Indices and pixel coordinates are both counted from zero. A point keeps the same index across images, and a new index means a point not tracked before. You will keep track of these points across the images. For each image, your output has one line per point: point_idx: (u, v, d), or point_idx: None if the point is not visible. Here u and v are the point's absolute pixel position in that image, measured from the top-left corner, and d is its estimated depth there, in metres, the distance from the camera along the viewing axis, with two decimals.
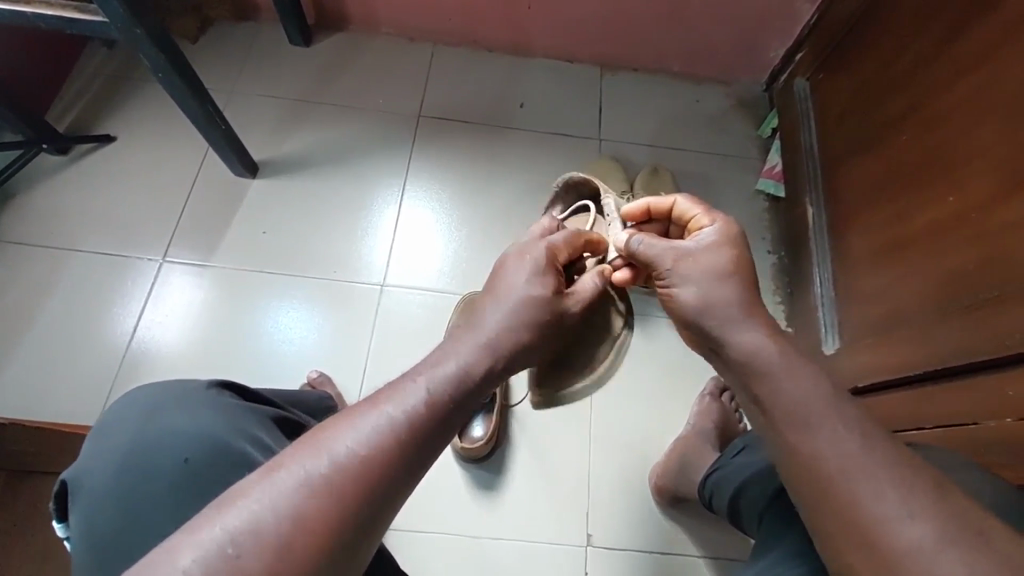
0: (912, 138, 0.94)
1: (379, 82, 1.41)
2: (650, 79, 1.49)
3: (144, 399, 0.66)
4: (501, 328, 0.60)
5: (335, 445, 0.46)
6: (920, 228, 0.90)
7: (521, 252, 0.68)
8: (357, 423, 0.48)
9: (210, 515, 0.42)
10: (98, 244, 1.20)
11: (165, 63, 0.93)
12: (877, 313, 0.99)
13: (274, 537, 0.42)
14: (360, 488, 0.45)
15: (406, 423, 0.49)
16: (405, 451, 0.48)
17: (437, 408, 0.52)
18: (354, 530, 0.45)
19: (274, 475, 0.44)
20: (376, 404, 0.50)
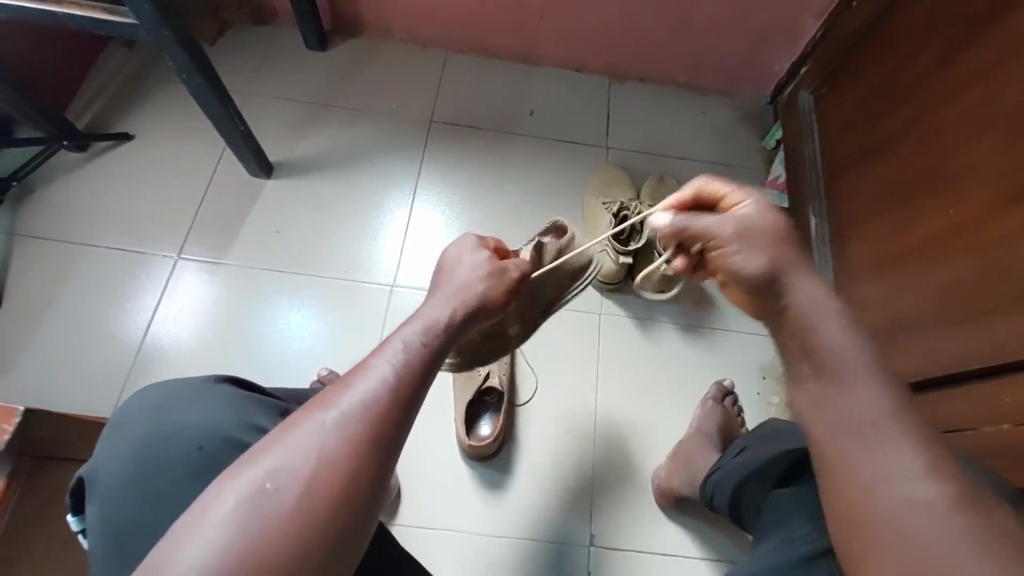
0: (914, 149, 0.96)
1: (392, 87, 1.44)
2: (656, 90, 1.52)
3: (155, 395, 0.67)
4: (462, 290, 0.60)
5: (336, 396, 0.49)
6: (922, 238, 0.92)
7: (460, 242, 0.67)
8: (358, 374, 0.50)
9: (241, 467, 0.46)
10: (114, 240, 1.22)
11: (189, 63, 0.95)
12: (878, 322, 1.01)
13: (301, 479, 0.45)
14: (369, 433, 0.48)
15: (403, 372, 0.51)
16: (403, 398, 0.50)
17: (425, 357, 0.53)
18: (374, 466, 0.47)
19: (287, 429, 0.47)
20: (366, 358, 0.52)
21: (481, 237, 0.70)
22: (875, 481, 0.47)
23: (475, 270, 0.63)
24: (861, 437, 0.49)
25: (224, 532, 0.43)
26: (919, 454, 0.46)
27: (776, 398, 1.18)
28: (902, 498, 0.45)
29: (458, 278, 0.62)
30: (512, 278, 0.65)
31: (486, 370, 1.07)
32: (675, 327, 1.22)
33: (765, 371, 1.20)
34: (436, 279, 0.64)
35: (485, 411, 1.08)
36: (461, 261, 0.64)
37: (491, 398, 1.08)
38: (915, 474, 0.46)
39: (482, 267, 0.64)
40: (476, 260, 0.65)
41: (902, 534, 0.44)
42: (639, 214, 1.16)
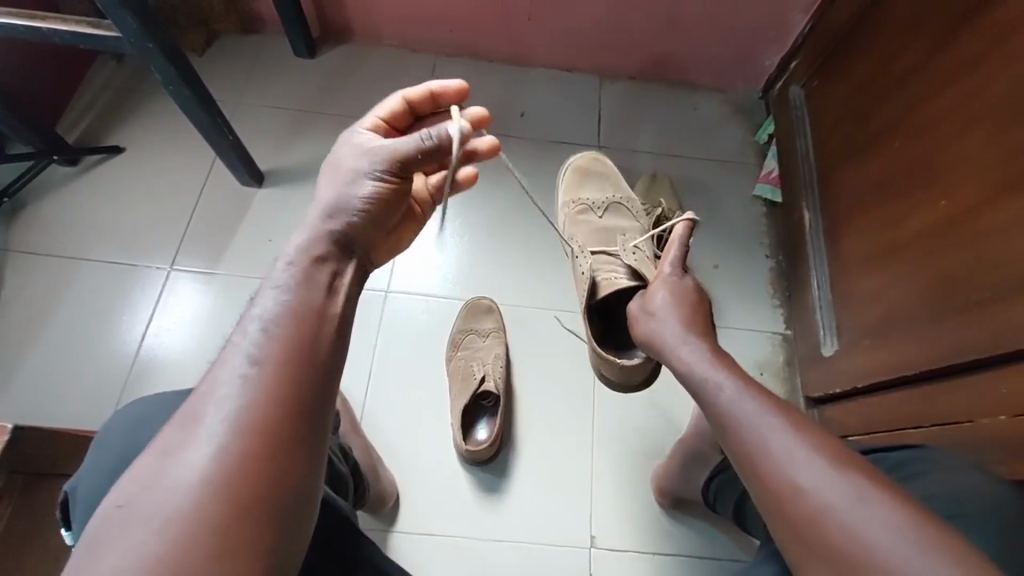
0: (905, 142, 0.96)
1: (382, 93, 1.44)
2: (648, 87, 1.52)
3: (140, 407, 0.68)
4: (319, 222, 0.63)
5: (202, 398, 0.52)
6: (913, 233, 0.92)
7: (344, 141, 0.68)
8: (218, 376, 0.53)
9: (124, 486, 0.49)
10: (106, 253, 1.22)
11: (176, 76, 0.94)
12: (872, 314, 1.00)
13: (174, 481, 0.47)
14: (252, 398, 0.51)
15: (259, 354, 0.53)
16: (272, 357, 0.53)
17: (280, 330, 0.55)
18: (250, 455, 0.49)
19: (162, 440, 0.50)
20: (225, 354, 0.54)
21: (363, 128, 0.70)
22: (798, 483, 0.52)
23: (335, 184, 0.64)
24: (751, 433, 0.57)
25: (113, 546, 0.45)
26: (812, 447, 0.53)
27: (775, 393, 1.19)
28: (817, 497, 0.50)
29: (336, 174, 0.65)
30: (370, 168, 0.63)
31: (482, 374, 1.07)
32: None
33: (762, 368, 1.21)
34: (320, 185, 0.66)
35: (482, 416, 1.07)
36: (343, 164, 0.65)
37: (487, 402, 1.07)
38: (809, 463, 0.52)
39: (354, 165, 0.65)
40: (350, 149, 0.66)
41: (816, 521, 0.50)
42: None
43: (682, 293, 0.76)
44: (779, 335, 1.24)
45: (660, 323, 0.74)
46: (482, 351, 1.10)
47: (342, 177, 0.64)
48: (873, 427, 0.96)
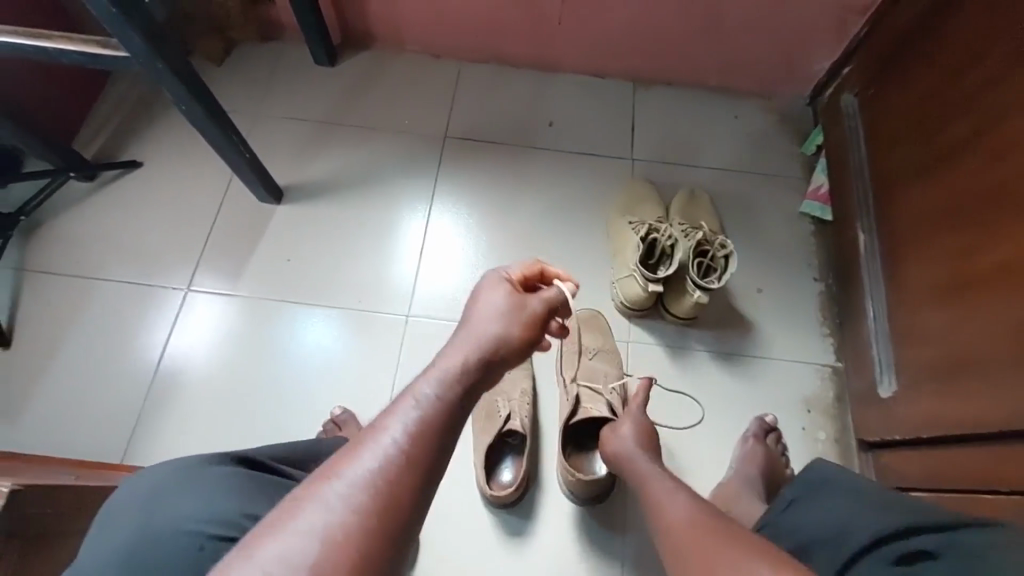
0: (979, 166, 0.86)
1: (404, 103, 1.37)
2: (685, 94, 1.42)
3: (146, 482, 0.62)
4: (475, 337, 0.56)
5: (345, 467, 0.45)
6: (991, 266, 0.82)
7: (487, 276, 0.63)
8: (366, 448, 0.47)
9: (241, 556, 0.42)
10: (122, 273, 1.19)
11: (187, 96, 0.89)
12: (936, 356, 0.91)
13: (302, 565, 0.41)
14: (398, 484, 0.45)
15: (415, 438, 0.48)
16: (419, 471, 0.46)
17: (436, 417, 0.50)
18: (383, 555, 0.43)
19: (293, 508, 0.44)
20: (376, 425, 0.48)
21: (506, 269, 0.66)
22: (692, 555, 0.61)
23: (495, 314, 0.58)
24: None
25: None
26: None
27: (823, 433, 1.10)
28: None
29: (486, 316, 0.58)
30: (538, 315, 0.60)
31: (507, 412, 1.00)
32: (710, 354, 1.14)
33: (810, 405, 1.12)
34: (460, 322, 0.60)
35: (506, 454, 1.01)
36: (488, 306, 0.59)
37: (513, 440, 1.01)
38: None
39: (506, 310, 0.59)
40: (496, 290, 0.61)
41: None
42: (669, 238, 1.05)
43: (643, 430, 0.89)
44: (828, 368, 1.15)
45: (622, 455, 0.86)
46: (507, 386, 1.03)
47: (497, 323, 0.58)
48: (942, 480, 0.86)
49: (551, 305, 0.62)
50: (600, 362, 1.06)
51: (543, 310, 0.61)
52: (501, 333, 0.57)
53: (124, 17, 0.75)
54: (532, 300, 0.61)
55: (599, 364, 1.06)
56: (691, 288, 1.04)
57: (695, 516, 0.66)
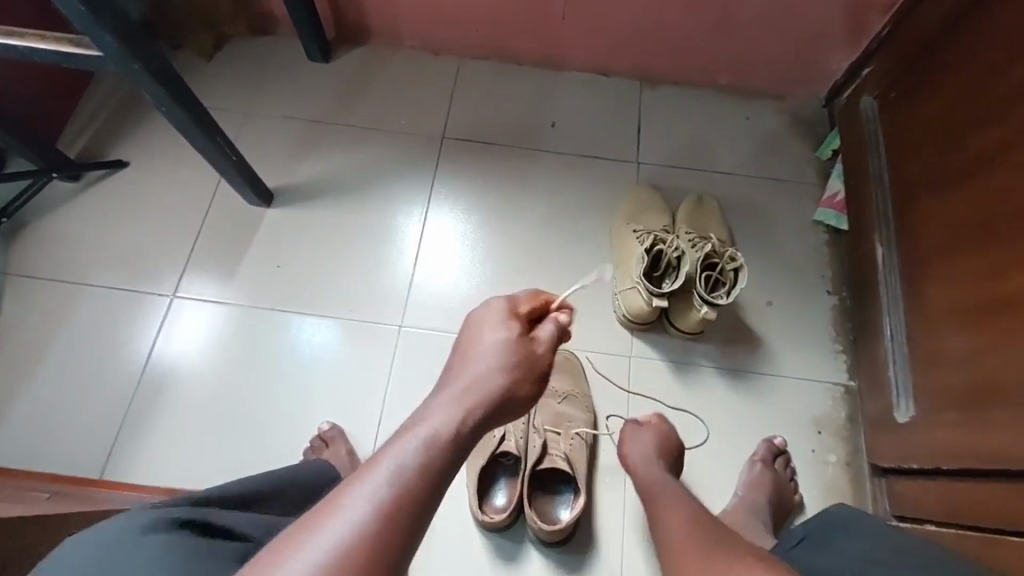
0: (1008, 182, 0.80)
1: (401, 101, 1.32)
2: (694, 94, 1.36)
3: (78, 556, 0.54)
4: (471, 390, 0.52)
5: (307, 538, 0.43)
6: (1020, 290, 0.76)
7: (486, 307, 0.58)
8: (333, 518, 0.44)
9: None
10: (107, 278, 1.15)
11: (167, 98, 0.84)
12: (957, 382, 0.85)
13: None
14: (360, 563, 0.42)
15: (385, 511, 0.45)
16: (385, 549, 0.44)
17: (412, 487, 0.46)
18: None
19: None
20: (347, 490, 0.46)
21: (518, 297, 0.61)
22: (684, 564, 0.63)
23: (495, 360, 0.54)
24: None
25: None
26: None
27: (833, 456, 1.05)
28: None
29: (480, 359, 0.54)
30: (542, 366, 0.56)
31: (501, 432, 0.94)
32: (717, 370, 1.09)
33: (820, 426, 1.06)
34: (452, 360, 0.56)
35: (501, 476, 0.96)
36: (487, 348, 0.55)
37: (508, 460, 0.95)
38: None
39: (501, 352, 0.55)
40: (495, 327, 0.56)
41: None
42: (676, 249, 1.00)
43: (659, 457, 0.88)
44: (841, 387, 1.09)
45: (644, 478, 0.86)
46: None
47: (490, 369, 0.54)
48: (963, 515, 0.81)
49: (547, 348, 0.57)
50: (568, 406, 1.01)
51: (547, 359, 0.57)
52: (504, 386, 0.53)
53: (94, 16, 0.70)
54: (538, 346, 0.57)
55: (566, 409, 1.00)
56: (698, 303, 0.99)
57: (691, 529, 0.69)
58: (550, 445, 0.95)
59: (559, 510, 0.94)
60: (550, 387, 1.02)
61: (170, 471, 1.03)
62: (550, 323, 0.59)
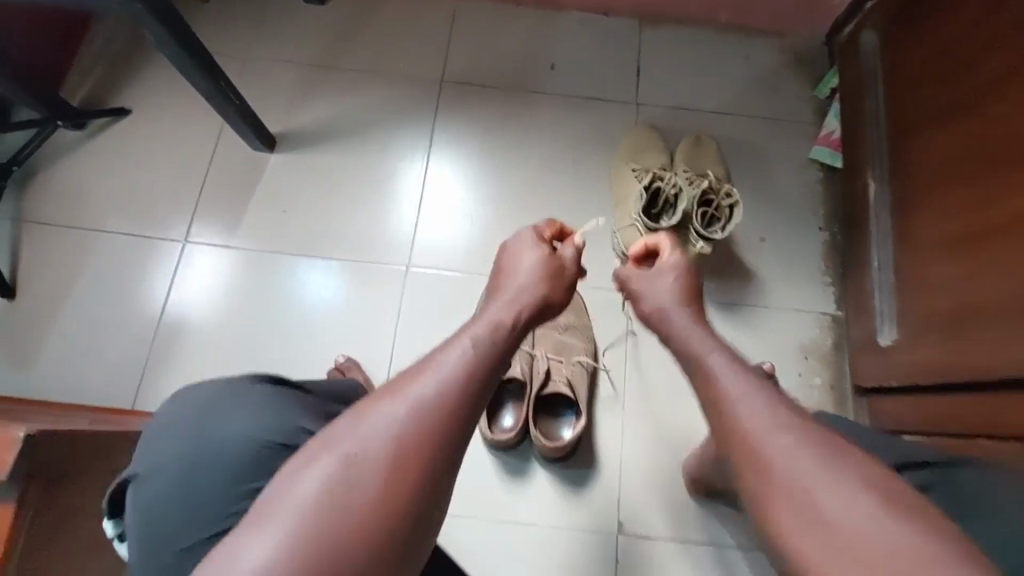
0: (1005, 112, 0.81)
1: (399, 43, 1.31)
2: (694, 32, 1.35)
3: (194, 402, 0.62)
4: (519, 294, 0.64)
5: (409, 384, 0.53)
6: (1005, 216, 0.79)
7: (517, 238, 0.73)
8: (429, 370, 0.54)
9: (327, 447, 0.50)
10: (119, 224, 1.18)
11: (166, 37, 0.85)
12: (938, 306, 0.90)
13: (378, 454, 0.49)
14: (447, 404, 0.52)
15: (469, 368, 0.55)
16: (469, 396, 0.53)
17: (489, 351, 0.57)
18: (441, 460, 0.51)
19: (364, 415, 0.51)
20: (434, 354, 0.55)
21: (538, 227, 0.75)
22: (767, 453, 0.52)
23: (535, 272, 0.68)
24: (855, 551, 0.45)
25: (316, 497, 0.47)
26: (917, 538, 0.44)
27: (819, 380, 1.11)
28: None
29: (524, 270, 0.68)
30: (570, 277, 0.70)
31: None
32: (710, 303, 1.14)
33: (807, 353, 1.13)
34: (497, 279, 0.69)
35: (507, 401, 1.02)
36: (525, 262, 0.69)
37: (512, 386, 1.02)
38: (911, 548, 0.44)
39: (541, 267, 0.69)
40: (530, 247, 0.70)
41: None
42: (674, 186, 1.04)
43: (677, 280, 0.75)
44: (828, 317, 1.15)
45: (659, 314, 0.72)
46: None
47: (532, 274, 0.67)
48: (944, 425, 0.87)
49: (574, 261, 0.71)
50: (569, 337, 1.06)
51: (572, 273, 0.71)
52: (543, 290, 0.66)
53: None
54: (565, 261, 0.71)
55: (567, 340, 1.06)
56: (694, 237, 1.02)
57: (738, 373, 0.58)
58: (553, 370, 1.01)
59: (560, 430, 1.01)
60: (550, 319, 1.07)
61: None
62: (572, 244, 0.73)
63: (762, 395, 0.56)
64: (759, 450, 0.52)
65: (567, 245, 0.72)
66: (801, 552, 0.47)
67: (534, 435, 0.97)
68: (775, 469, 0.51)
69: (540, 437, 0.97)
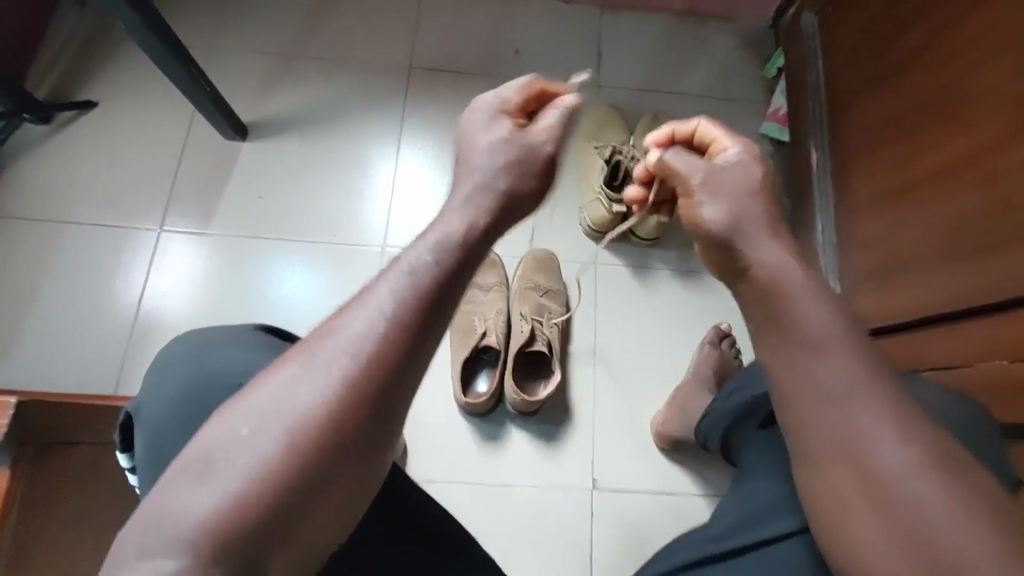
0: (923, 77, 0.90)
1: (366, 32, 1.34)
2: (650, 18, 1.41)
3: (198, 341, 0.60)
4: (477, 193, 0.50)
5: (329, 329, 0.42)
6: (927, 172, 0.88)
7: (477, 109, 0.56)
8: (353, 309, 0.43)
9: (231, 407, 0.41)
10: (91, 215, 1.18)
11: (139, 23, 0.92)
12: (879, 259, 0.99)
13: (283, 415, 0.40)
14: (372, 354, 0.41)
15: (404, 303, 0.43)
16: (401, 339, 0.42)
17: (430, 280, 0.44)
18: (365, 420, 0.41)
19: (277, 366, 0.42)
20: (365, 288, 0.44)
21: (500, 94, 0.57)
22: (855, 437, 0.47)
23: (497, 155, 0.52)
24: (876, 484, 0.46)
25: (212, 471, 0.39)
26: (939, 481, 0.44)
27: None
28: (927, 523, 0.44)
29: (480, 152, 0.52)
30: (545, 155, 0.53)
31: (483, 329, 1.08)
32: (672, 271, 1.21)
33: None
34: (454, 174, 0.53)
35: (483, 367, 1.09)
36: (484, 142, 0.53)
37: (487, 355, 1.09)
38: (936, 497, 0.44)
39: (503, 144, 0.53)
40: (487, 123, 0.55)
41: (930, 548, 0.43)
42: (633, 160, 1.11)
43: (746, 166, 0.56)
44: None
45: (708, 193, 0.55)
46: (483, 307, 1.11)
47: (492, 160, 0.52)
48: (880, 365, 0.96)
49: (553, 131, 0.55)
50: (549, 299, 1.12)
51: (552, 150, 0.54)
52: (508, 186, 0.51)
53: None
54: (538, 136, 0.54)
55: (550, 304, 1.12)
56: None
57: (782, 265, 0.51)
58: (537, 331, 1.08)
59: (536, 388, 1.08)
60: (532, 283, 1.13)
61: None
62: (553, 113, 0.56)
63: (861, 376, 0.48)
64: (847, 435, 0.47)
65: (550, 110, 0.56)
66: (851, 524, 0.47)
67: (511, 389, 1.04)
68: (863, 456, 0.46)
69: (517, 391, 1.03)
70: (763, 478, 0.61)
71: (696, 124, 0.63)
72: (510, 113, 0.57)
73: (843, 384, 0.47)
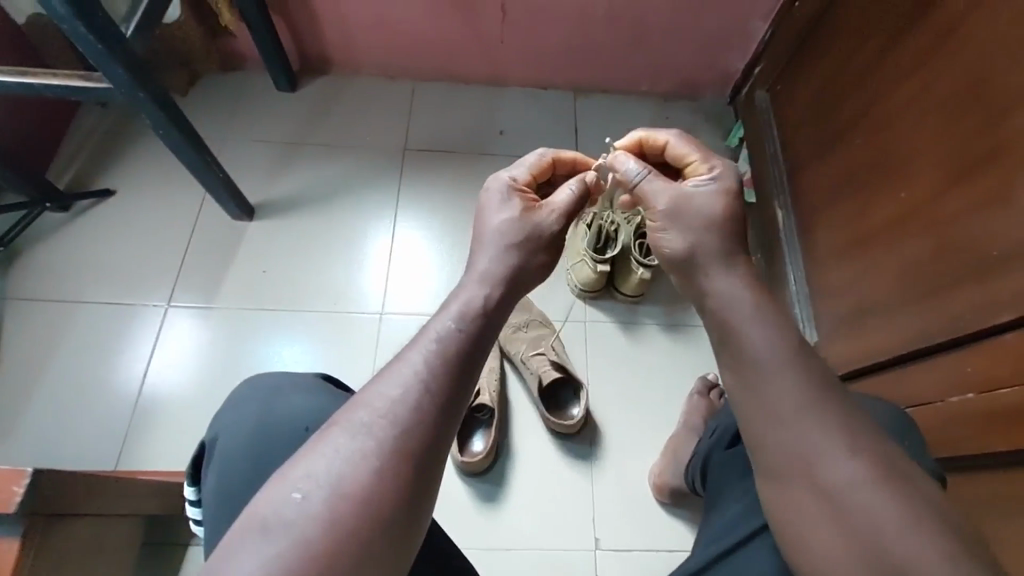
0: (864, 141, 1.02)
1: (365, 119, 1.48)
2: (620, 99, 1.57)
3: (266, 384, 0.67)
4: (492, 271, 0.58)
5: (368, 395, 0.47)
6: (880, 222, 0.97)
7: (492, 187, 0.65)
8: (390, 375, 0.48)
9: (281, 477, 0.44)
10: (101, 295, 1.24)
11: (164, 119, 1.02)
12: (849, 304, 1.06)
13: (330, 478, 0.43)
14: (410, 413, 0.46)
15: (435, 368, 0.49)
16: (434, 399, 0.47)
17: (456, 346, 0.50)
18: (406, 479, 0.44)
19: (321, 436, 0.46)
20: (398, 356, 0.50)
21: (514, 173, 0.68)
22: (813, 467, 0.49)
23: (507, 235, 0.61)
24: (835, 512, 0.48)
25: (266, 540, 0.41)
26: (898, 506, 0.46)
27: None
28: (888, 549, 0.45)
29: (490, 230, 0.61)
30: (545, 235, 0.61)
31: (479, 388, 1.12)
32: (658, 325, 1.26)
33: None
34: (471, 250, 0.61)
35: (478, 427, 1.11)
36: (497, 221, 0.61)
37: (483, 414, 1.12)
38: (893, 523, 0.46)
39: (514, 221, 0.61)
40: (499, 203, 0.63)
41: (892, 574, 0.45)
42: (613, 223, 1.18)
43: (720, 195, 0.60)
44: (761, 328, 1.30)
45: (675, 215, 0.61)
46: None
47: (501, 240, 0.60)
48: None
49: (562, 210, 0.64)
50: (534, 329, 1.19)
51: (558, 219, 0.63)
52: (516, 262, 0.59)
53: (109, 52, 0.88)
54: (545, 213, 0.63)
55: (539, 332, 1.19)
56: (635, 265, 1.18)
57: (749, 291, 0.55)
58: (536, 364, 1.14)
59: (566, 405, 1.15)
60: (514, 323, 1.19)
61: (176, 461, 1.11)
62: (569, 186, 0.66)
63: (806, 403, 0.50)
64: (797, 457, 0.50)
65: (568, 183, 0.66)
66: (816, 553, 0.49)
67: (552, 422, 1.11)
68: (816, 484, 0.49)
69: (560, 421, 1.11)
70: (742, 500, 0.66)
71: (667, 140, 0.67)
72: (519, 188, 0.66)
73: (796, 421, 0.50)
